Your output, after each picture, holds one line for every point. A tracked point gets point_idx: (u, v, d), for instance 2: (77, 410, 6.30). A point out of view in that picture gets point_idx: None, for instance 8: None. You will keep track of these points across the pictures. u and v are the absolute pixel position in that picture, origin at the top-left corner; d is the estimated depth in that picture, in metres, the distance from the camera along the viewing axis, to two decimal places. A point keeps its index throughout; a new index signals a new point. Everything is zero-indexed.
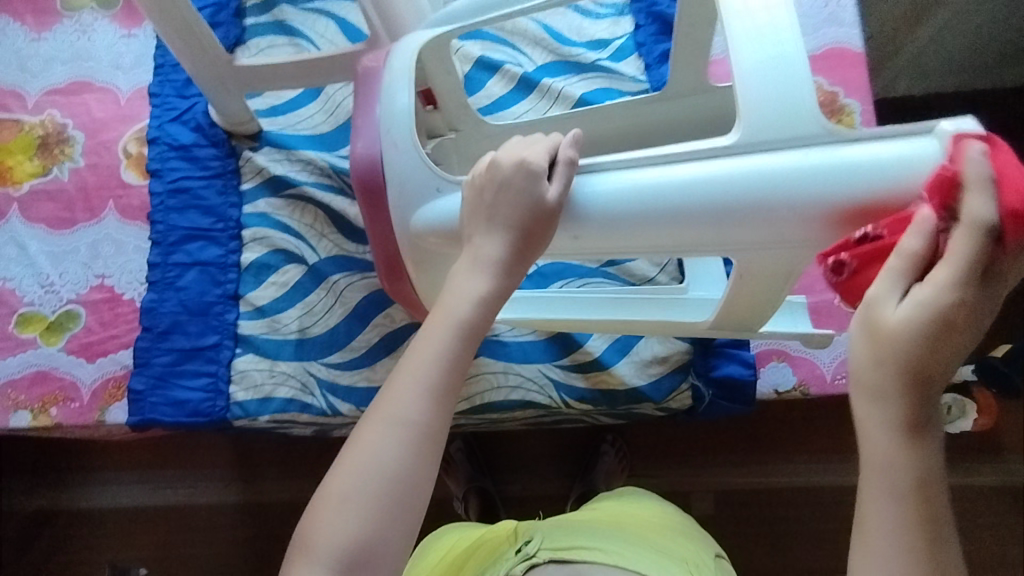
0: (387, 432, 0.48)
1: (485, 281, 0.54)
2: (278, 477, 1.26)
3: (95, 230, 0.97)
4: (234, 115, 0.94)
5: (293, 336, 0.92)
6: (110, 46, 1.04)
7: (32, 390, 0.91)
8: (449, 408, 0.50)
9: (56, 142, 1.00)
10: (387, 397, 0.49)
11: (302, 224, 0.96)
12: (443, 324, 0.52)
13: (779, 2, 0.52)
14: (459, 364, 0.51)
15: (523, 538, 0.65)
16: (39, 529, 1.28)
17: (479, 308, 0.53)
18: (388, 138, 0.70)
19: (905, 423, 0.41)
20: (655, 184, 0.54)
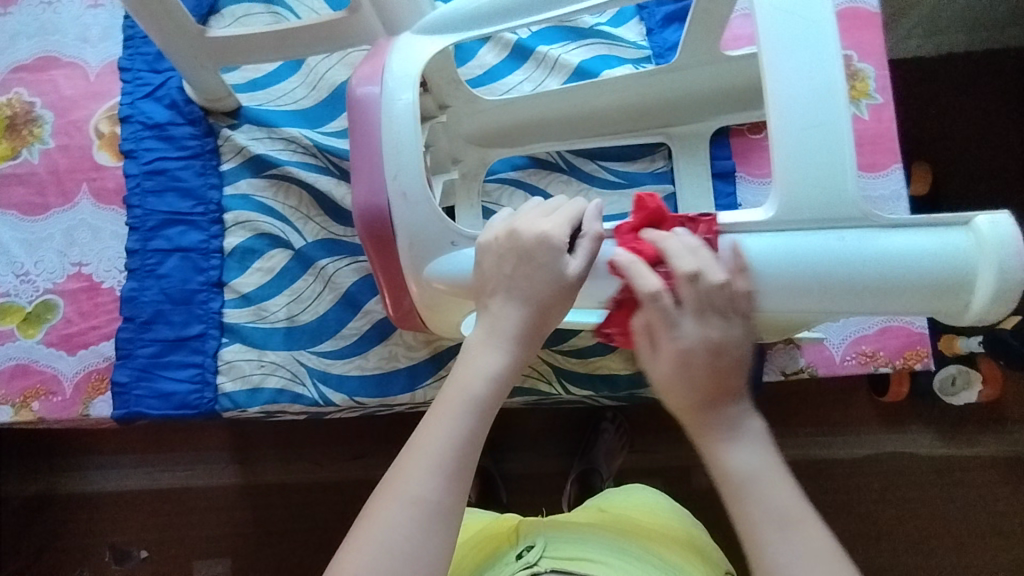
0: (396, 509, 0.48)
1: (502, 358, 0.54)
2: (275, 458, 1.24)
3: (70, 215, 0.92)
4: (210, 90, 0.89)
5: (281, 325, 0.89)
6: (77, 18, 0.97)
7: (12, 383, 0.88)
8: (461, 483, 0.50)
9: (24, 122, 0.95)
10: (399, 475, 0.50)
11: (287, 206, 0.91)
12: (456, 400, 0.52)
13: (819, 66, 0.54)
14: (472, 443, 0.51)
15: (525, 543, 0.64)
16: (36, 515, 1.26)
17: (493, 385, 0.53)
18: (394, 185, 0.60)
19: (740, 446, 0.50)
20: (686, 248, 0.57)
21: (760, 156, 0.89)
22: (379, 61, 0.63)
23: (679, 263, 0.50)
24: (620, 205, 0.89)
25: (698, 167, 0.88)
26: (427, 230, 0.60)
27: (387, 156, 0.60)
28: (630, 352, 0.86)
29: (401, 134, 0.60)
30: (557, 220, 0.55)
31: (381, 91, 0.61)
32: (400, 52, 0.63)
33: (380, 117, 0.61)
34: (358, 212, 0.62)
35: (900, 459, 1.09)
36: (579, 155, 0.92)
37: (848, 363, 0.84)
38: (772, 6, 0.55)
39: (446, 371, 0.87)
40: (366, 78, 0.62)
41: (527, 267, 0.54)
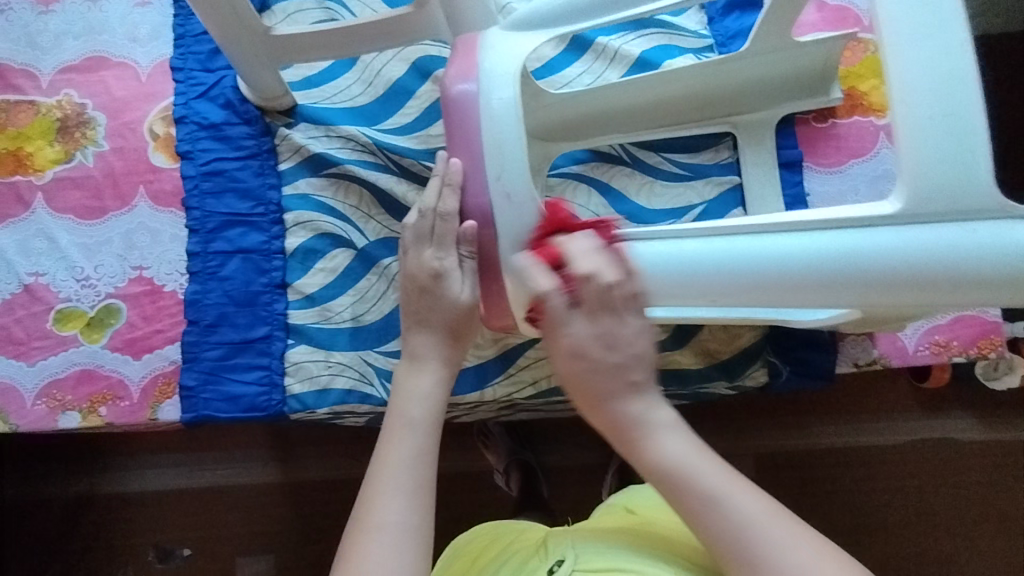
0: (370, 539, 0.53)
1: (435, 376, 0.64)
2: (317, 454, 1.25)
3: (128, 219, 0.91)
4: (268, 89, 0.88)
5: (347, 325, 0.88)
6: (124, 16, 0.95)
7: (78, 389, 0.88)
8: (425, 496, 0.56)
9: (76, 124, 0.93)
10: (372, 505, 0.55)
11: (347, 205, 0.91)
12: (401, 426, 0.60)
13: (946, 46, 0.50)
14: (426, 455, 0.59)
15: (555, 558, 0.62)
16: (80, 515, 1.26)
17: (427, 403, 0.62)
18: (498, 186, 0.61)
19: (669, 443, 0.55)
20: (766, 249, 0.54)
21: (827, 145, 0.88)
22: (472, 57, 0.61)
23: (577, 261, 0.54)
24: (685, 197, 0.88)
25: (764, 157, 0.88)
26: (531, 229, 0.61)
27: (489, 157, 0.60)
28: (700, 346, 0.85)
29: (502, 133, 0.59)
30: (433, 245, 0.65)
31: (478, 89, 0.60)
32: (492, 48, 0.61)
33: (479, 117, 0.60)
34: (466, 210, 0.63)
35: (948, 443, 1.09)
36: (642, 148, 0.91)
37: (920, 353, 0.84)
38: None
39: (515, 369, 0.86)
40: (459, 75, 0.61)
41: (419, 299, 0.65)
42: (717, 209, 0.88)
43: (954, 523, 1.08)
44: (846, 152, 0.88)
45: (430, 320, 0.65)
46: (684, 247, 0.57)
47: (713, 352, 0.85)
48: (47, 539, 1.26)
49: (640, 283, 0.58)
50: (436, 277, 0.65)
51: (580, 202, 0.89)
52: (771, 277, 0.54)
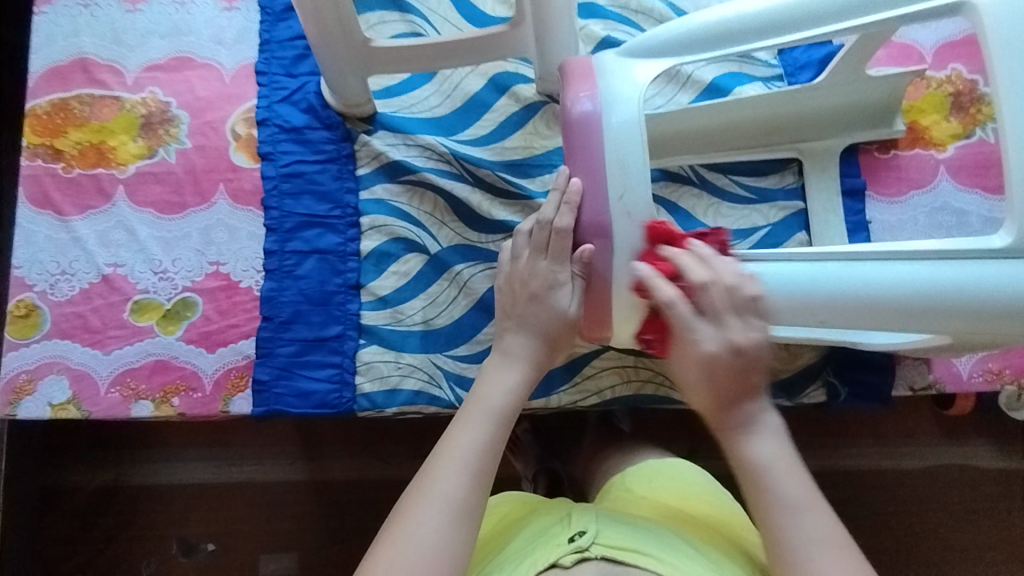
0: (427, 507, 0.58)
1: (521, 373, 0.68)
2: (345, 456, 1.26)
3: (207, 215, 0.94)
4: (352, 97, 0.91)
5: (417, 327, 0.91)
6: (211, 20, 0.99)
7: (151, 379, 0.90)
8: (481, 485, 0.60)
9: (160, 121, 0.96)
10: (434, 474, 0.60)
11: (421, 212, 0.94)
12: (481, 411, 0.64)
13: None
14: (493, 445, 0.62)
15: (577, 528, 0.66)
16: (108, 504, 1.26)
17: (509, 397, 0.66)
18: (620, 206, 0.64)
19: (760, 440, 0.60)
20: (862, 273, 0.64)
21: (888, 175, 0.92)
22: (593, 79, 0.65)
23: (693, 271, 0.62)
24: (750, 220, 0.93)
25: (827, 182, 0.92)
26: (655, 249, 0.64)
27: (611, 176, 0.64)
28: (762, 363, 0.88)
29: (626, 153, 0.63)
30: (549, 260, 0.69)
31: (599, 110, 0.64)
32: (613, 73, 0.65)
33: (601, 135, 0.64)
34: (582, 225, 0.66)
35: (974, 464, 1.10)
36: (710, 169, 0.95)
37: (974, 381, 0.86)
38: (1008, 45, 0.60)
39: (582, 377, 0.89)
40: (582, 95, 0.65)
41: (528, 305, 0.69)
42: (782, 232, 0.92)
43: (979, 544, 1.09)
44: (907, 183, 0.91)
45: (530, 327, 0.69)
46: (824, 269, 0.64)
47: (774, 370, 0.88)
48: (75, 528, 1.26)
49: (784, 303, 0.65)
50: (550, 288, 0.69)
51: None
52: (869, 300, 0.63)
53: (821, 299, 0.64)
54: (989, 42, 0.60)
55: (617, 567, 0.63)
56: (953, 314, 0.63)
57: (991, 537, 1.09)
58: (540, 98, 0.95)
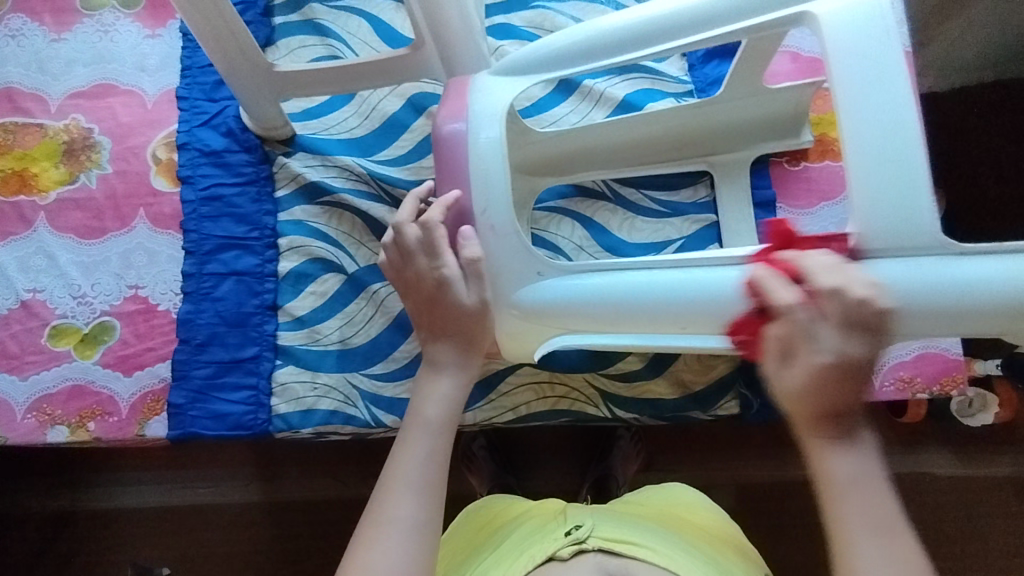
0: (383, 533, 0.59)
1: (449, 382, 0.69)
2: (300, 476, 1.23)
3: (127, 239, 0.94)
4: (268, 120, 0.92)
5: (334, 347, 0.91)
6: (134, 47, 1.00)
7: (68, 404, 0.90)
8: (433, 500, 0.62)
9: (82, 148, 0.97)
10: (384, 505, 0.61)
11: (339, 232, 0.94)
12: (421, 426, 0.66)
13: (883, 103, 0.58)
14: (437, 457, 0.65)
15: (573, 522, 0.69)
16: (58, 532, 1.25)
17: (445, 406, 0.68)
18: (484, 220, 0.69)
19: (850, 453, 0.55)
20: (716, 279, 0.64)
21: (798, 187, 0.93)
22: (463, 100, 0.71)
23: (822, 281, 0.55)
24: (664, 232, 0.94)
25: (739, 193, 0.93)
26: (516, 262, 0.69)
27: (476, 193, 0.69)
28: (674, 376, 0.89)
29: (488, 170, 0.68)
30: (427, 256, 0.69)
31: (467, 128, 0.69)
32: (482, 91, 0.71)
33: (467, 151, 0.69)
34: (451, 240, 0.70)
35: (914, 476, 1.09)
36: (624, 184, 0.96)
37: (885, 389, 0.87)
38: (845, 49, 0.59)
39: (496, 395, 0.89)
40: (450, 115, 0.70)
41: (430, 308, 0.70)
42: (695, 244, 0.93)
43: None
44: (817, 195, 0.92)
45: (450, 331, 0.70)
46: (675, 278, 0.65)
47: (687, 382, 0.89)
48: (26, 554, 1.25)
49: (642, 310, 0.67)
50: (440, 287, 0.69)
51: (564, 234, 0.95)
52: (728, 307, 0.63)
53: (665, 304, 0.66)
54: (829, 46, 0.60)
55: (614, 557, 0.66)
56: None
57: (934, 549, 1.08)
58: None
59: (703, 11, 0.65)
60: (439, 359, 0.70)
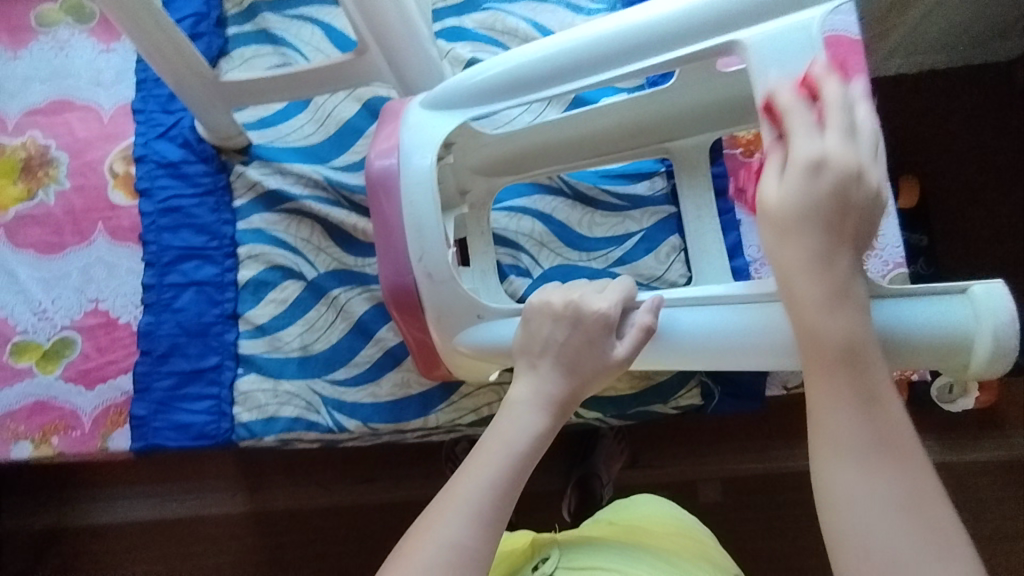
0: (428, 550, 0.49)
1: (539, 420, 0.57)
2: (285, 484, 1.22)
3: (86, 253, 0.95)
4: (223, 130, 0.93)
5: (295, 354, 0.91)
6: (89, 62, 1.01)
7: (31, 420, 0.90)
8: (495, 534, 0.51)
9: (39, 164, 0.98)
10: (436, 516, 0.50)
11: (298, 238, 0.94)
12: (499, 453, 0.54)
13: None
14: (511, 490, 0.52)
15: (540, 556, 0.67)
16: (44, 550, 1.24)
17: (534, 443, 0.55)
18: (420, 268, 0.70)
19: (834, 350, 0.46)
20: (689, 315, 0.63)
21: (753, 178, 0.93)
22: (392, 136, 0.73)
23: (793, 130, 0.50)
24: (624, 226, 0.95)
25: (699, 179, 0.90)
26: (456, 307, 0.71)
27: (410, 240, 0.70)
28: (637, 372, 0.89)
29: (420, 213, 0.70)
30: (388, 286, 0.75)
31: (397, 163, 0.72)
32: (411, 125, 0.73)
33: (400, 185, 0.71)
34: (387, 288, 0.74)
35: None
36: (581, 180, 0.96)
37: None
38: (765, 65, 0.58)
39: (458, 396, 0.90)
40: (382, 153, 0.73)
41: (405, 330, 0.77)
42: (656, 235, 0.94)
43: None
44: None
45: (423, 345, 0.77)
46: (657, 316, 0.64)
47: (650, 375, 0.89)
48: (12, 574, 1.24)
49: None
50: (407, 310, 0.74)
51: (524, 231, 0.96)
52: (692, 346, 0.63)
53: (679, 345, 0.63)
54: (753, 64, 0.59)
55: None
56: (759, 351, 0.60)
57: None
58: None
59: (629, 42, 0.64)
60: (529, 393, 0.58)
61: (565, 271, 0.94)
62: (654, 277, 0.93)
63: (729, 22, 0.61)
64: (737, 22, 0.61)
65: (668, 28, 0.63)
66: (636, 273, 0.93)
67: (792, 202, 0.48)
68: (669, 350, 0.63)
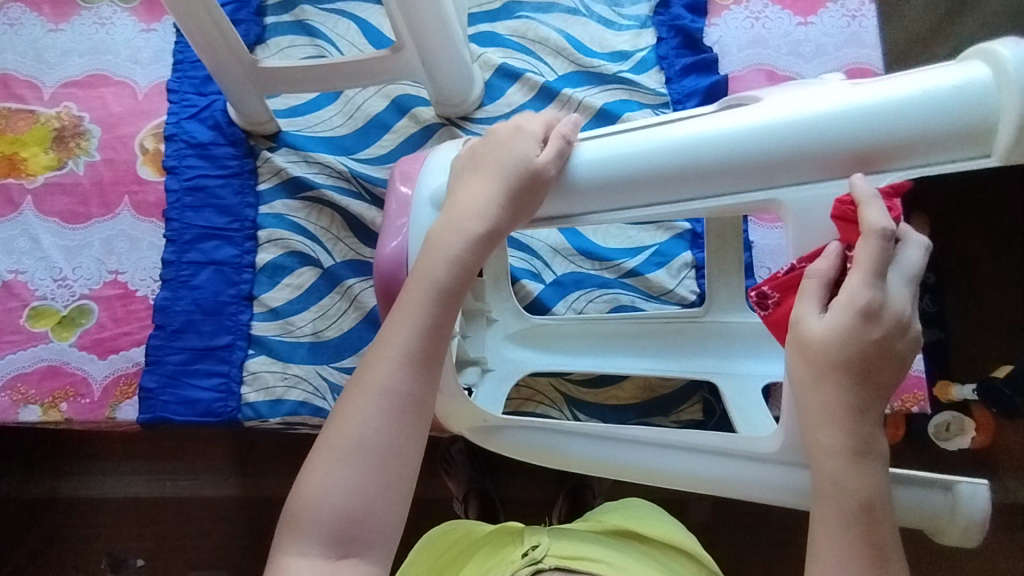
0: (366, 401, 0.51)
1: (466, 246, 0.53)
2: (280, 470, 1.22)
3: (110, 225, 0.97)
4: (254, 115, 0.95)
5: (306, 339, 0.93)
6: (129, 40, 1.03)
7: (42, 384, 0.91)
8: (430, 375, 0.53)
9: (72, 135, 1.00)
10: (369, 371, 0.53)
11: (318, 227, 0.96)
12: (423, 292, 0.53)
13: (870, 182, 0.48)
14: (435, 331, 0.53)
15: (530, 542, 0.66)
16: (37, 518, 1.25)
17: (455, 270, 0.53)
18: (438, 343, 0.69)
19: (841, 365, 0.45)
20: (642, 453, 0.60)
21: None
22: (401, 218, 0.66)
23: (873, 220, 0.43)
24: (638, 240, 0.96)
25: None
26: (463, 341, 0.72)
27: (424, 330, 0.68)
28: (640, 381, 0.91)
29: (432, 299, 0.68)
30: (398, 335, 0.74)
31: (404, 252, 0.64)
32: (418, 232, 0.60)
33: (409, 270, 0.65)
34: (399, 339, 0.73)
35: None
36: None
37: None
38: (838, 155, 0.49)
39: None
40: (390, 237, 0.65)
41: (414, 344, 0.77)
42: (670, 249, 0.95)
43: None
44: None
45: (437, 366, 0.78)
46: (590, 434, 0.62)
47: (654, 387, 0.91)
48: (4, 538, 1.25)
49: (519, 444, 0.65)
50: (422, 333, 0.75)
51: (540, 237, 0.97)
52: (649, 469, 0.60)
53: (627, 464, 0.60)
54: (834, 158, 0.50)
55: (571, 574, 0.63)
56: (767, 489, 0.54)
57: None
58: (439, 121, 0.98)
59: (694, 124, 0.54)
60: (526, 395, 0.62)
61: (578, 278, 0.96)
62: (664, 291, 0.94)
63: (814, 155, 0.46)
64: (830, 150, 0.45)
65: (751, 152, 0.47)
66: (646, 286, 0.94)
67: (833, 345, 0.44)
68: (628, 464, 0.60)
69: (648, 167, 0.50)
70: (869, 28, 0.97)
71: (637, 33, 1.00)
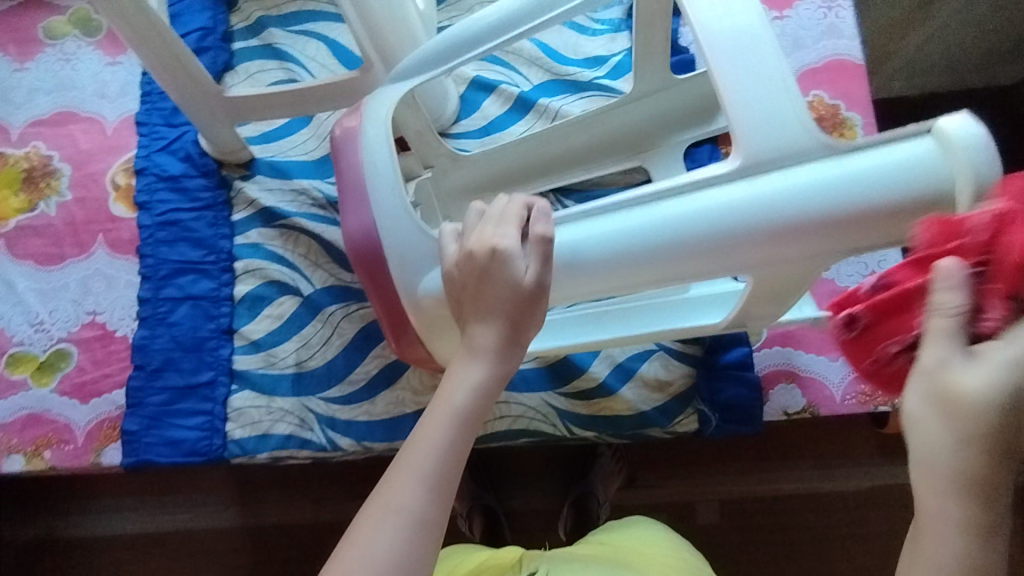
0: (381, 521, 0.45)
1: (480, 372, 0.51)
2: (278, 498, 1.20)
3: (85, 265, 0.95)
4: (225, 144, 0.93)
5: (290, 371, 0.90)
6: (95, 75, 1.01)
7: (24, 433, 0.89)
8: (451, 495, 0.47)
9: (42, 175, 0.98)
10: (391, 484, 0.46)
11: (296, 254, 0.94)
12: (441, 415, 0.48)
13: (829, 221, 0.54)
14: (458, 458, 0.48)
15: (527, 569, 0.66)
16: (36, 560, 1.23)
17: (476, 397, 0.50)
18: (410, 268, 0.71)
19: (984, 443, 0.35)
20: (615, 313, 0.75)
21: None
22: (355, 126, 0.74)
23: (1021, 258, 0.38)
24: None
25: None
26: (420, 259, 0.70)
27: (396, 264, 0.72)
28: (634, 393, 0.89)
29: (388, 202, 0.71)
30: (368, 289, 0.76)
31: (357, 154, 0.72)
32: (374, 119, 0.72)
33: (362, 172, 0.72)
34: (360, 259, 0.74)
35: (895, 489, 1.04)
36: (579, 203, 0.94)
37: (847, 403, 0.86)
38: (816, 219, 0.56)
39: None
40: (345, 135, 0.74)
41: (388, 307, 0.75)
42: None
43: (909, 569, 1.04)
44: None
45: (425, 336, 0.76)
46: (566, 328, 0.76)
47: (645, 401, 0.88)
48: None
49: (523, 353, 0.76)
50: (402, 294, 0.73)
51: None
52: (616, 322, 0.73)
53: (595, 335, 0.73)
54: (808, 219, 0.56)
55: None
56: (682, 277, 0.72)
57: None
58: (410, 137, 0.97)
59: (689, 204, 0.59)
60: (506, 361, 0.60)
61: None
62: None
63: (817, 234, 0.53)
64: (827, 222, 0.53)
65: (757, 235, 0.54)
66: None
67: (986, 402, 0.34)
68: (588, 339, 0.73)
69: (679, 253, 0.57)
70: (845, 17, 0.95)
71: (612, 37, 0.98)
